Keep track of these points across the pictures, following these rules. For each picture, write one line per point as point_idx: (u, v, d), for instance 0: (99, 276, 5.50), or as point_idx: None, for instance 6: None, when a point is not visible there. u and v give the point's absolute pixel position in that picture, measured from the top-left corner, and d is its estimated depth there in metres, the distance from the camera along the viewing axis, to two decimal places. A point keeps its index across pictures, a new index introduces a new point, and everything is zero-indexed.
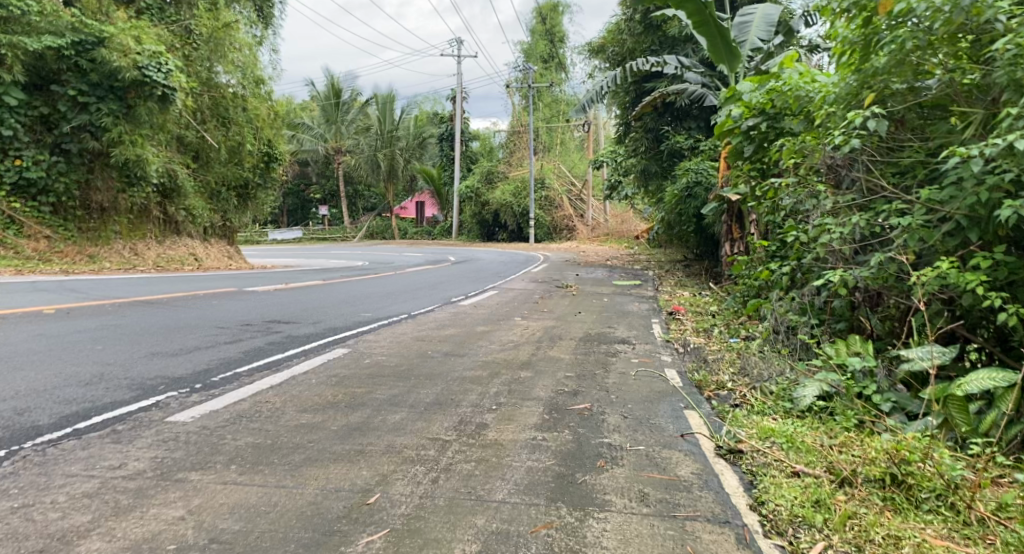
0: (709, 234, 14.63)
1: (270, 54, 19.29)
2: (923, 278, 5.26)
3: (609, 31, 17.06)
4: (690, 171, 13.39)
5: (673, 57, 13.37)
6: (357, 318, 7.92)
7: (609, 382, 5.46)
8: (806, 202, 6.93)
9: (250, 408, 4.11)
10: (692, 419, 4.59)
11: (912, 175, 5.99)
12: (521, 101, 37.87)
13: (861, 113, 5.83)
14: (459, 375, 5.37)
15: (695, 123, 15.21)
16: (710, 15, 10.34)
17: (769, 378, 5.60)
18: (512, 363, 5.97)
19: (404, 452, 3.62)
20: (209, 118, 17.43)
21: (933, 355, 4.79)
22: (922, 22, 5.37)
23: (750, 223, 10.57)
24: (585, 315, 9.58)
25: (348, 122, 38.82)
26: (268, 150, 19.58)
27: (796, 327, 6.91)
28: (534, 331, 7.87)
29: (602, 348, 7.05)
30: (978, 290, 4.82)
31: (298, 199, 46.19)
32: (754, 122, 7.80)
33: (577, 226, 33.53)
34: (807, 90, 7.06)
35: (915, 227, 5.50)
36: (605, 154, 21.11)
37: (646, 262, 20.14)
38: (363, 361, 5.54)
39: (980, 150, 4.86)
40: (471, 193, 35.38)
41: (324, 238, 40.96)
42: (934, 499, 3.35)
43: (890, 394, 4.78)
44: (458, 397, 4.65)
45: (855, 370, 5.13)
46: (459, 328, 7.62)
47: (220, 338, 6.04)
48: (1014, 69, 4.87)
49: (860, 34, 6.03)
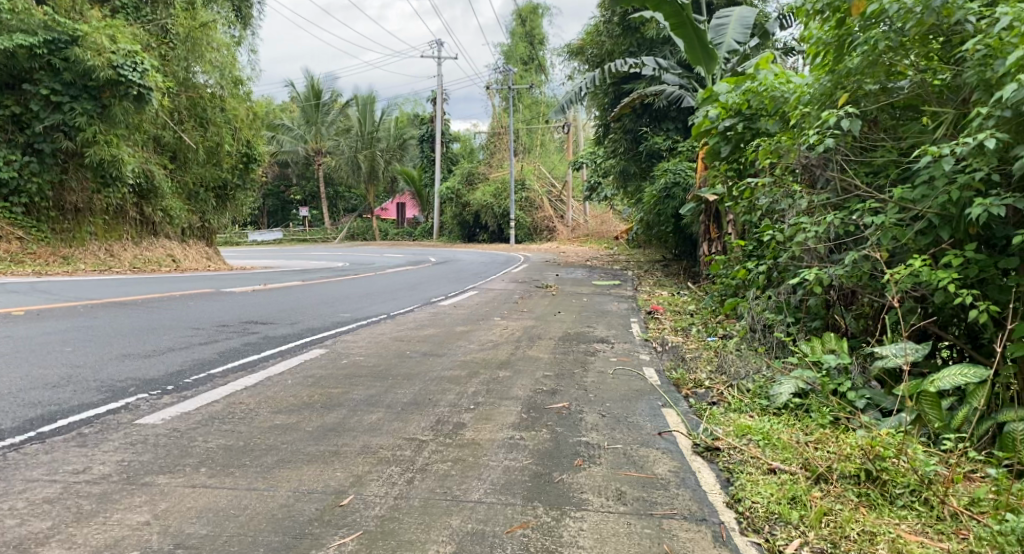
0: (687, 234, 14.76)
1: (248, 55, 19.17)
2: (896, 276, 5.33)
3: (588, 32, 17.16)
4: (668, 171, 13.48)
5: (651, 59, 13.46)
6: (335, 318, 7.89)
7: (587, 381, 5.49)
8: (782, 202, 7.01)
9: (223, 409, 4.07)
10: (671, 417, 4.63)
11: (885, 174, 6.10)
12: (501, 102, 37.90)
13: (835, 112, 5.89)
14: (437, 375, 5.37)
15: (672, 124, 15.34)
16: (688, 18, 10.41)
17: (747, 376, 5.66)
18: (490, 363, 5.97)
19: (379, 452, 3.61)
20: (187, 119, 17.25)
21: (906, 352, 4.85)
22: (894, 23, 5.46)
23: (727, 223, 10.68)
24: (565, 314, 9.62)
25: (327, 123, 38.62)
26: (247, 151, 19.46)
27: (772, 325, 7.00)
28: (513, 330, 7.89)
29: (581, 347, 7.09)
30: (950, 288, 4.90)
31: (278, 200, 45.86)
32: (731, 123, 7.87)
33: (557, 227, 33.65)
34: (782, 91, 7.14)
35: (889, 226, 5.59)
36: (584, 155, 21.20)
37: (626, 262, 20.27)
38: (341, 362, 5.51)
39: (951, 149, 4.94)
40: (451, 194, 35.36)
41: (304, 239, 40.71)
42: (908, 495, 3.40)
43: (865, 390, 4.85)
44: (436, 397, 4.64)
45: (830, 367, 5.19)
46: (438, 329, 7.62)
47: (194, 339, 5.98)
48: (984, 70, 4.98)
49: (834, 35, 6.13)
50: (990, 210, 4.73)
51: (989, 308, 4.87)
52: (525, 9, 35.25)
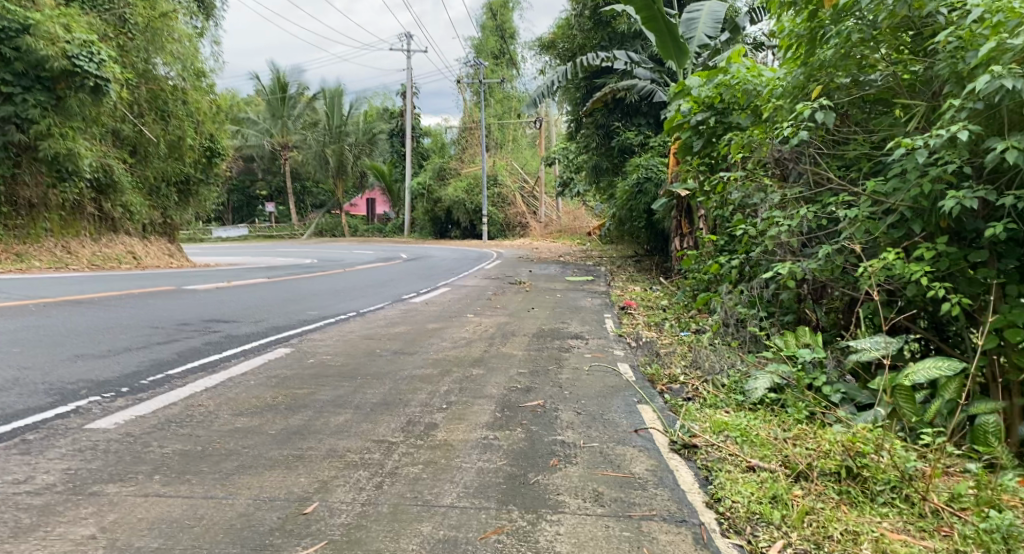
0: (659, 230, 14.77)
1: (211, 46, 18.74)
2: (869, 270, 5.31)
3: (559, 26, 17.04)
4: (641, 166, 13.43)
5: (623, 53, 13.39)
6: (301, 316, 7.69)
7: (562, 378, 5.39)
8: (754, 196, 7.01)
9: (180, 412, 3.89)
10: (646, 414, 4.55)
11: (857, 167, 6.09)
12: (472, 97, 37.62)
13: (809, 105, 5.83)
14: (408, 373, 5.22)
15: (644, 119, 15.31)
16: (659, 12, 10.35)
17: (721, 370, 5.61)
18: (463, 361, 5.84)
19: (347, 456, 3.47)
20: (147, 111, 16.81)
21: (881, 346, 4.82)
22: (867, 15, 5.43)
23: (699, 218, 10.68)
24: (538, 310, 9.52)
25: (295, 117, 38.00)
26: (210, 144, 19.09)
27: (745, 320, 6.99)
28: (486, 327, 7.76)
29: (555, 343, 6.99)
30: (922, 281, 4.89)
31: (244, 195, 45.05)
32: (703, 117, 7.78)
33: (530, 223, 33.57)
34: (754, 84, 7.17)
35: (862, 219, 5.57)
36: (556, 150, 21.12)
37: (599, 257, 20.26)
38: (307, 361, 5.34)
39: (925, 141, 4.91)
40: (422, 189, 35.08)
41: (272, 236, 40.07)
42: (889, 491, 3.36)
43: (840, 385, 4.81)
44: (407, 396, 4.50)
45: (805, 362, 5.15)
46: (409, 326, 7.46)
47: (153, 338, 5.75)
48: (955, 62, 4.97)
49: (806, 28, 6.08)
50: (962, 203, 4.71)
51: (961, 301, 4.87)
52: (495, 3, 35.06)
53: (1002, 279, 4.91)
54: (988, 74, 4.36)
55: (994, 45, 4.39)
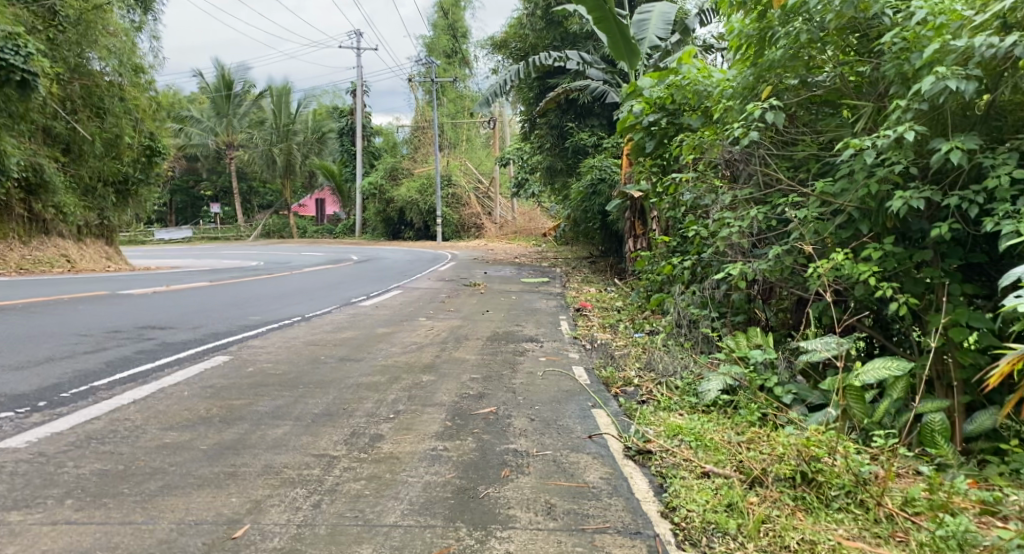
0: (613, 231, 14.78)
1: (150, 42, 18.11)
2: (819, 271, 5.31)
3: (511, 26, 16.93)
4: (594, 167, 13.40)
5: (575, 54, 13.36)
6: (244, 321, 7.39)
7: (515, 383, 5.25)
8: (706, 197, 7.01)
9: (102, 428, 3.62)
10: (601, 418, 4.44)
11: (805, 168, 6.12)
12: (424, 97, 37.25)
13: (759, 105, 5.79)
14: (355, 381, 5.02)
15: (597, 120, 15.31)
16: (610, 13, 10.33)
17: (675, 372, 5.55)
18: (414, 367, 5.65)
19: (283, 472, 3.27)
20: (81, 108, 16.12)
21: (831, 346, 4.80)
22: (815, 16, 5.45)
23: (652, 219, 10.70)
24: (492, 313, 9.38)
25: (241, 116, 37.05)
26: (151, 143, 18.32)
27: (697, 321, 6.96)
28: (439, 331, 7.59)
29: (509, 347, 6.86)
30: (870, 280, 4.91)
31: (188, 196, 43.72)
32: (655, 118, 7.74)
33: (484, 224, 33.36)
34: (705, 85, 7.07)
35: (810, 220, 5.59)
36: (510, 151, 21.02)
37: (553, 258, 20.20)
38: (247, 370, 5.09)
39: (872, 142, 4.91)
40: (375, 190, 34.58)
41: (218, 237, 38.97)
42: (844, 497, 3.32)
43: (791, 385, 4.78)
44: (353, 406, 4.30)
45: (756, 363, 5.09)
46: (358, 331, 7.23)
47: (79, 347, 5.41)
48: (902, 64, 4.94)
49: (755, 29, 6.05)
50: (909, 203, 4.72)
51: (908, 300, 4.91)
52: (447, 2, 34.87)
53: (946, 278, 4.97)
54: (932, 76, 4.37)
55: (938, 46, 4.40)
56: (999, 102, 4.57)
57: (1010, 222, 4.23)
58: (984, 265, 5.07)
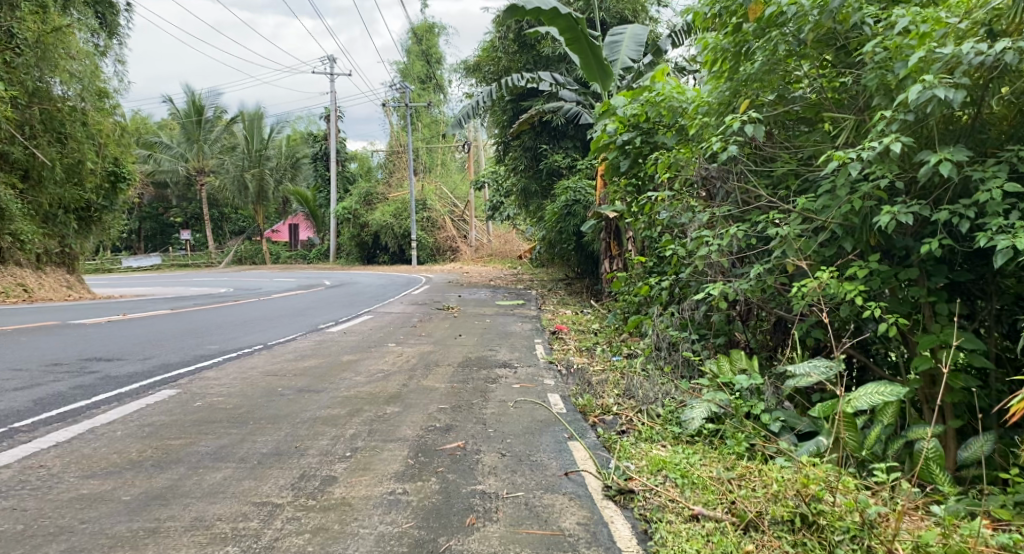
0: (589, 252, 14.58)
1: (114, 66, 17.68)
2: (803, 291, 5.05)
3: (483, 49, 16.78)
4: (569, 189, 13.20)
5: (548, 74, 13.20)
6: (199, 351, 6.98)
7: (486, 414, 4.90)
8: (682, 215, 6.76)
9: (10, 478, 3.23)
10: (578, 452, 4.10)
11: (785, 185, 5.86)
12: (399, 121, 37.08)
13: (738, 117, 5.54)
14: (312, 415, 4.65)
15: (571, 142, 15.16)
16: (582, 32, 10.35)
17: (656, 399, 5.22)
18: (377, 398, 5.27)
19: (215, 526, 2.92)
20: (41, 133, 15.52)
21: (821, 370, 4.53)
22: (793, 27, 5.28)
23: (628, 240, 10.51)
24: (465, 337, 9.03)
25: (211, 141, 36.54)
26: (115, 169, 17.95)
27: (677, 343, 6.68)
28: (408, 358, 7.21)
29: (482, 373, 6.51)
30: (856, 300, 4.68)
31: (157, 223, 42.82)
32: (629, 137, 7.49)
33: (460, 247, 33.03)
34: (679, 101, 6.86)
35: (792, 237, 5.30)
36: (486, 174, 20.78)
37: (529, 281, 19.95)
38: (193, 405, 4.69)
39: (857, 154, 4.65)
40: (348, 214, 34.16)
41: (188, 264, 38.14)
42: (848, 542, 3.04)
43: (779, 412, 4.48)
44: (305, 443, 3.94)
45: (742, 390, 4.76)
46: (322, 359, 6.82)
47: (10, 384, 4.98)
48: (884, 73, 4.69)
49: (730, 42, 5.84)
50: (897, 218, 4.46)
51: (897, 321, 4.69)
52: (421, 28, 35.01)
53: (932, 297, 4.76)
54: (920, 84, 4.12)
55: (924, 53, 4.17)
56: (986, 113, 4.35)
57: (1005, 237, 3.98)
58: (968, 284, 4.86)
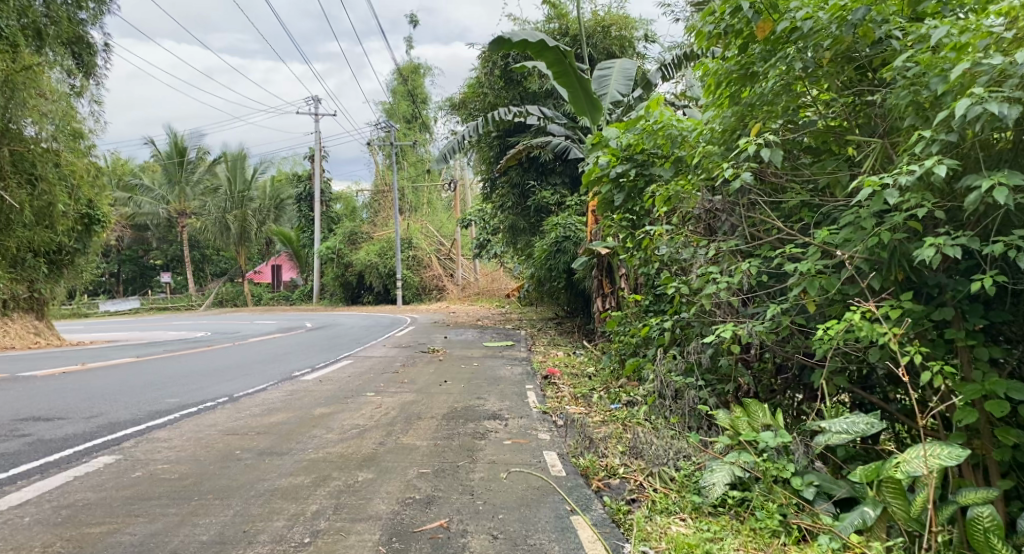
0: (580, 290, 14.03)
1: (90, 107, 16.91)
2: (829, 333, 4.46)
3: (468, 85, 16.43)
4: (557, 225, 12.70)
5: (535, 108, 12.80)
6: (155, 406, 6.31)
7: (474, 479, 4.29)
8: (684, 252, 6.16)
9: None
10: (585, 532, 3.53)
11: (798, 218, 5.33)
12: (384, 160, 36.81)
13: (752, 141, 4.98)
14: (271, 485, 4.03)
15: (559, 179, 14.73)
16: (570, 67, 9.97)
17: (668, 459, 4.60)
18: (349, 461, 4.60)
19: None
20: (12, 175, 14.67)
21: (857, 428, 3.91)
22: (808, 43, 4.81)
23: (621, 278, 9.99)
24: (451, 383, 8.38)
25: (194, 183, 35.98)
26: (88, 211, 17.44)
27: (682, 391, 6.09)
28: (387, 409, 6.54)
29: (469, 427, 5.87)
30: (894, 346, 4.10)
31: (136, 266, 41.98)
32: (623, 170, 6.83)
33: (446, 286, 32.47)
34: (678, 128, 6.38)
35: (812, 274, 4.71)
36: (472, 212, 20.30)
37: (519, 320, 19.37)
38: (131, 475, 4.07)
39: (894, 178, 4.09)
40: (332, 254, 33.52)
41: (167, 308, 37.25)
42: None
43: (813, 476, 3.87)
44: (256, 527, 3.38)
45: (769, 448, 4.14)
46: (292, 412, 6.14)
47: None
48: (916, 89, 4.14)
49: (737, 63, 5.35)
50: (941, 251, 3.91)
51: (941, 367, 4.12)
52: (406, 69, 34.97)
53: (970, 342, 4.22)
54: (967, 98, 3.62)
55: (968, 65, 3.68)
56: None
57: None
58: (1006, 327, 4.31)
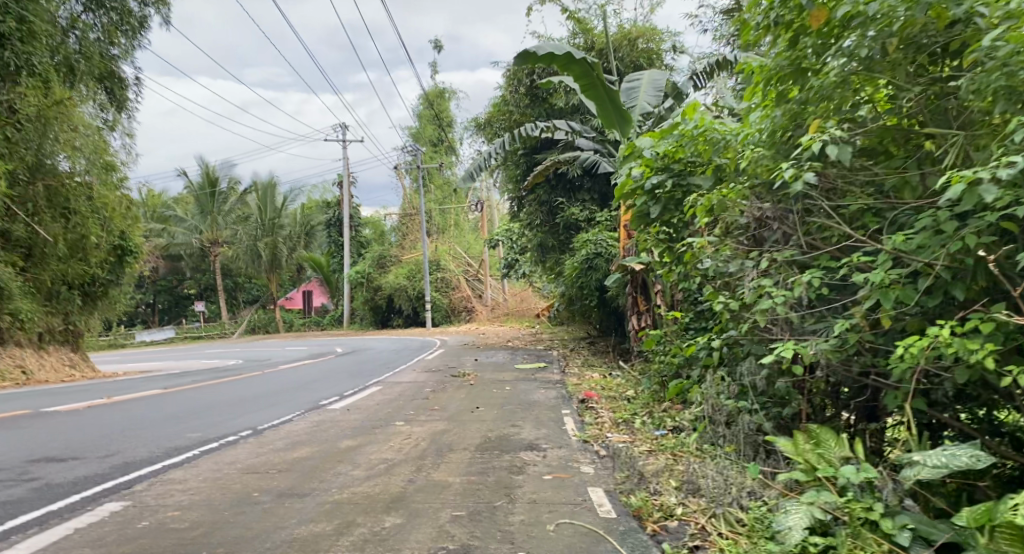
0: (613, 308, 13.55)
1: (122, 138, 16.95)
2: (911, 353, 3.92)
3: (494, 104, 16.17)
4: (588, 242, 12.32)
5: (563, 122, 12.34)
6: (173, 443, 5.98)
7: (514, 523, 3.87)
8: (732, 264, 5.63)
9: None
10: None
11: (862, 223, 4.81)
12: (411, 184, 36.75)
13: (816, 138, 4.50)
14: (288, 534, 3.66)
15: (589, 195, 14.29)
16: (598, 78, 9.56)
17: (729, 496, 4.12)
18: (375, 503, 4.19)
19: None
20: (45, 209, 14.58)
21: (958, 461, 3.39)
22: (874, 29, 4.33)
23: (657, 294, 9.54)
24: (483, 410, 7.96)
25: (225, 212, 36.14)
26: (122, 243, 17.25)
27: (735, 417, 5.58)
28: (416, 441, 6.13)
29: (505, 460, 5.43)
30: (992, 365, 3.58)
31: (172, 296, 42.47)
32: (658, 181, 6.30)
33: (476, 308, 32.23)
34: (721, 132, 5.87)
35: (886, 284, 4.17)
36: (499, 232, 19.98)
37: (550, 341, 18.94)
38: (138, 526, 3.75)
39: (990, 171, 3.57)
40: (361, 278, 33.52)
41: (201, 336, 37.52)
42: None
43: (906, 517, 3.36)
44: None
45: (849, 484, 3.64)
46: (316, 447, 5.76)
47: None
48: (1010, 71, 3.66)
49: (790, 57, 4.88)
50: None
51: None
52: (432, 93, 35.03)
53: None
54: None
55: None
56: None
57: None
58: None
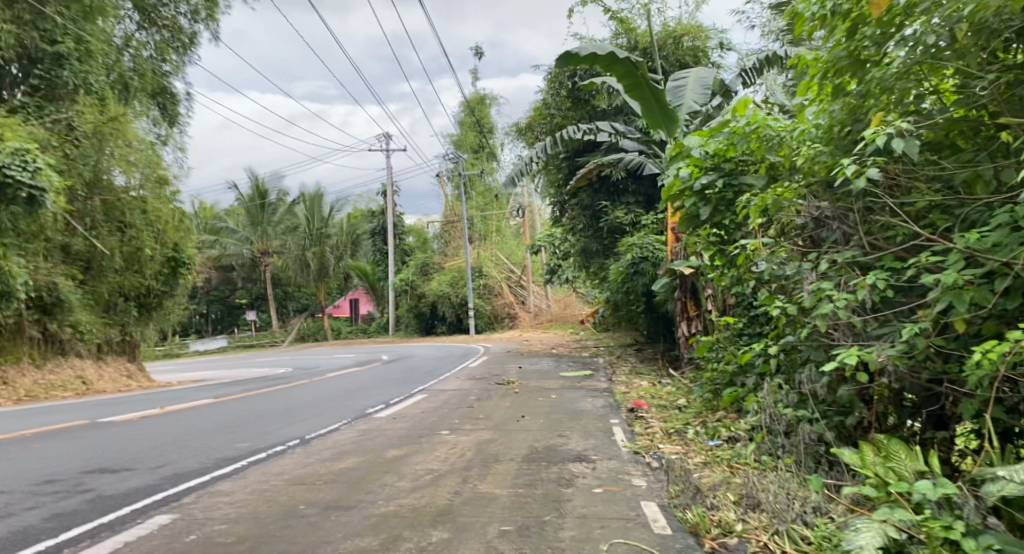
0: (659, 314, 13.28)
1: (173, 153, 17.36)
2: (989, 359, 3.65)
3: (535, 108, 16.06)
4: (633, 246, 12.10)
5: (606, 124, 12.17)
6: (222, 453, 5.99)
7: (565, 539, 3.72)
8: (789, 267, 5.38)
9: None
10: None
11: (930, 220, 4.53)
12: (453, 192, 36.88)
13: (880, 132, 4.25)
14: (333, 549, 3.58)
15: (633, 198, 14.01)
16: (643, 78, 9.32)
17: (793, 512, 3.91)
18: (421, 517, 4.09)
19: None
20: (101, 223, 14.96)
21: None
22: (941, 14, 4.05)
23: (706, 298, 9.26)
24: (530, 419, 7.82)
25: (275, 223, 36.41)
26: (174, 254, 17.35)
27: (795, 426, 5.32)
28: (462, 451, 6.02)
29: (553, 471, 5.28)
30: None
31: (224, 305, 43.44)
32: (708, 181, 6.08)
33: (519, 314, 32.12)
34: (775, 129, 5.63)
35: (959, 286, 3.90)
36: (542, 237, 19.85)
37: (595, 347, 18.70)
38: (186, 540, 3.72)
39: None
40: (406, 286, 33.76)
41: (252, 345, 38.26)
42: None
43: (989, 537, 3.11)
44: None
45: (925, 501, 3.40)
46: (362, 457, 5.70)
47: None
48: None
49: (848, 47, 4.63)
50: None
51: None
52: (473, 100, 35.11)
53: None
54: None
55: None
56: None
57: None
58: None
